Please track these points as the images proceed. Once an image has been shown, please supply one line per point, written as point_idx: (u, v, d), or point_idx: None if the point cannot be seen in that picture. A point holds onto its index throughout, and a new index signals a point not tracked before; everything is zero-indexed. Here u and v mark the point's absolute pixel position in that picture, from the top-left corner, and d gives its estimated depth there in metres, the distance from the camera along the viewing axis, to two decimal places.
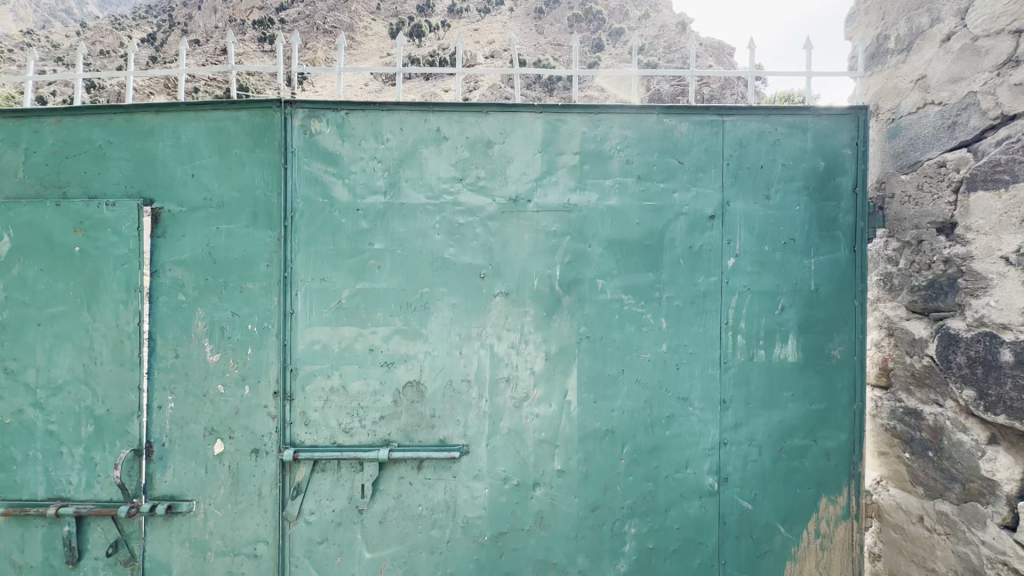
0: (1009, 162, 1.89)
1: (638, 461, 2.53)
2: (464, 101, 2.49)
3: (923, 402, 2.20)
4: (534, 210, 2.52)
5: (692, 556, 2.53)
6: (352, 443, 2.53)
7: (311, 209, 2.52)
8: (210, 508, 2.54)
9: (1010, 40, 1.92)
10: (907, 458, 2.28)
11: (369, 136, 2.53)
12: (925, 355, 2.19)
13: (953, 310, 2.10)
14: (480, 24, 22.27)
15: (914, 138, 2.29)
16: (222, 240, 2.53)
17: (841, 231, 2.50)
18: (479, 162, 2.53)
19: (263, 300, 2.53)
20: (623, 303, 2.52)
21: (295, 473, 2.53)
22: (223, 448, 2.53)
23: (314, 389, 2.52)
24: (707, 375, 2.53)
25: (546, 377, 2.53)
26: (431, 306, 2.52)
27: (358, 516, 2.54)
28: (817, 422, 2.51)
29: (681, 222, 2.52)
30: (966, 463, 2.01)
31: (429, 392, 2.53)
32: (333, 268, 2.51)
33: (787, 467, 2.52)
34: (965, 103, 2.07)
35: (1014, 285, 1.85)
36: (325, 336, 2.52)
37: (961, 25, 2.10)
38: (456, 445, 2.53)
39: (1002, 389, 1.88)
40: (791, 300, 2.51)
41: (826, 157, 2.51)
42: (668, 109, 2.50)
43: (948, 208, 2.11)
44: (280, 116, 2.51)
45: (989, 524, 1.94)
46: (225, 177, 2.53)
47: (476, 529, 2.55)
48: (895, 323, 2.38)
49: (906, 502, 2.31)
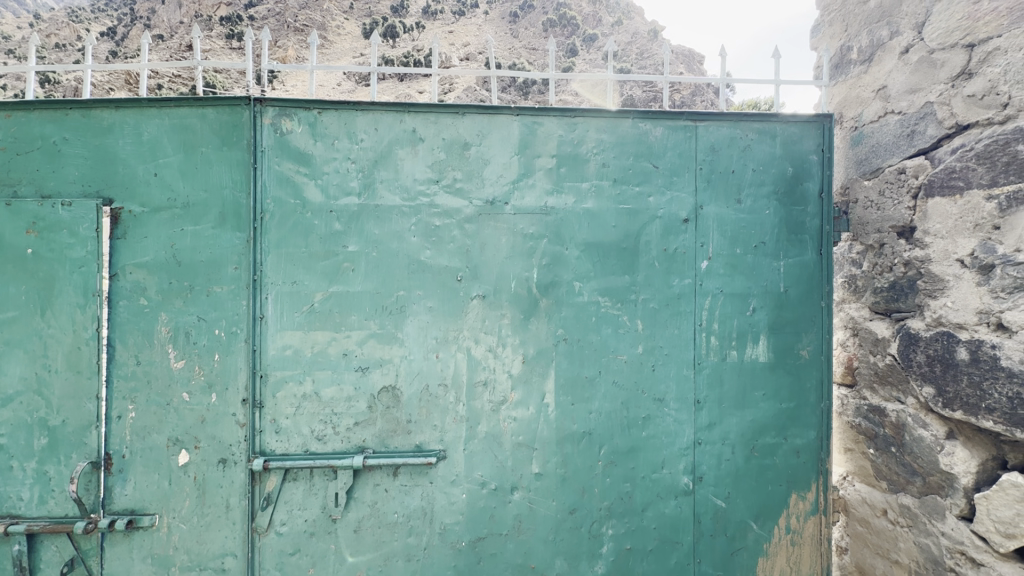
0: (963, 170, 1.96)
1: (615, 463, 2.55)
2: (440, 102, 2.47)
3: (886, 399, 2.28)
4: (511, 212, 2.51)
5: (669, 556, 2.56)
6: (326, 450, 2.47)
7: (282, 210, 2.45)
8: (174, 522, 2.44)
9: (963, 53, 1.99)
10: (872, 454, 2.36)
11: (342, 136, 2.48)
12: (887, 355, 2.27)
13: (913, 310, 2.18)
14: (457, 27, 22.39)
15: (877, 145, 2.38)
16: (188, 241, 2.43)
17: (808, 235, 2.59)
18: (456, 164, 2.51)
19: (231, 304, 2.44)
20: (600, 305, 2.53)
21: (265, 483, 2.45)
22: (189, 459, 2.44)
23: (285, 395, 2.45)
24: (682, 376, 2.56)
25: (524, 381, 2.52)
26: (407, 309, 2.48)
27: (332, 526, 2.47)
28: (786, 421, 2.59)
29: (656, 225, 2.55)
30: (926, 457, 2.06)
31: (405, 397, 2.49)
32: (306, 271, 2.45)
33: (758, 466, 2.58)
34: (922, 113, 2.15)
35: (969, 286, 1.92)
36: (297, 342, 2.45)
37: (919, 38, 2.18)
38: (433, 450, 2.50)
39: (958, 386, 1.93)
40: (762, 302, 2.57)
41: (793, 162, 2.60)
42: (643, 114, 2.54)
43: (907, 213, 2.20)
44: (249, 113, 2.43)
45: (948, 516, 1.98)
46: (191, 176, 2.44)
47: (454, 535, 2.51)
48: (859, 323, 2.46)
49: (871, 497, 2.38)
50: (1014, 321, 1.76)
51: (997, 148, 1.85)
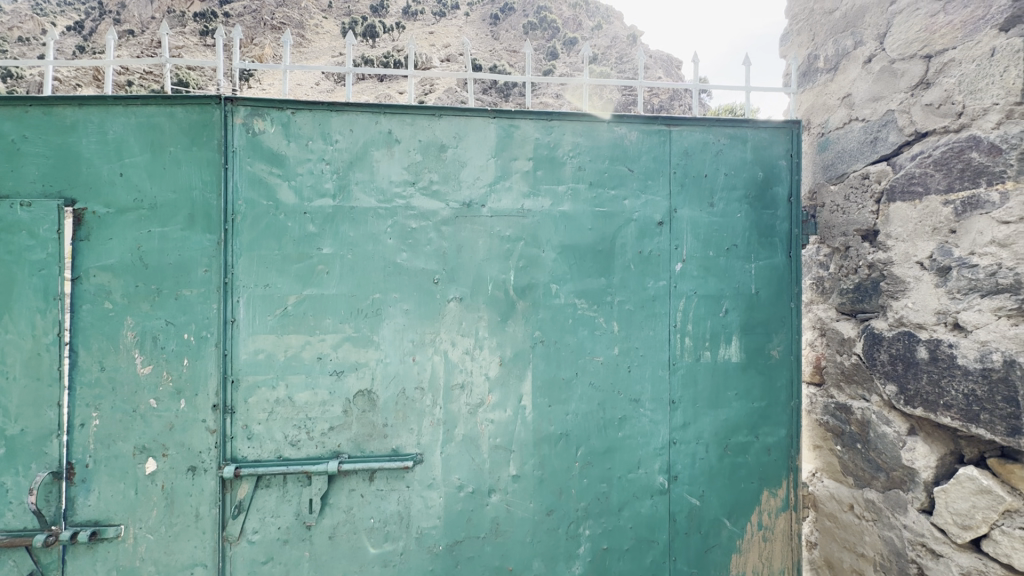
0: (922, 175, 2.04)
1: (592, 463, 2.56)
2: (417, 104, 2.46)
3: (852, 397, 2.35)
4: (488, 215, 2.51)
5: (645, 555, 2.59)
6: (299, 456, 2.42)
7: (254, 211, 2.41)
8: (141, 532, 2.37)
9: (921, 64, 2.07)
10: (839, 450, 2.43)
11: (316, 137, 2.45)
12: (852, 354, 2.34)
13: (876, 311, 2.25)
14: (437, 29, 22.44)
15: (842, 152, 2.46)
16: (155, 243, 2.37)
17: (778, 238, 2.65)
18: (432, 167, 2.50)
19: (201, 308, 2.38)
20: (577, 307, 2.55)
21: (236, 491, 2.39)
22: (157, 467, 2.37)
23: (257, 400, 2.40)
24: (657, 376, 2.59)
25: (501, 383, 2.52)
26: (383, 312, 2.46)
27: (306, 533, 2.43)
28: (758, 419, 2.65)
29: (631, 227, 2.58)
30: (889, 453, 2.13)
31: (381, 401, 2.47)
32: (279, 273, 2.41)
33: (731, 464, 2.64)
34: (884, 120, 2.23)
35: (928, 287, 1.99)
36: (270, 345, 2.41)
37: (881, 48, 2.26)
38: (409, 453, 2.48)
39: (918, 384, 2.00)
40: (734, 303, 2.63)
41: (764, 167, 2.66)
42: (618, 118, 2.57)
43: (870, 217, 2.28)
44: (219, 113, 2.39)
45: (910, 509, 2.05)
46: (158, 176, 2.38)
47: (431, 539, 2.50)
48: (826, 323, 2.53)
49: (838, 492, 2.45)
50: (969, 321, 1.83)
51: (953, 155, 1.92)
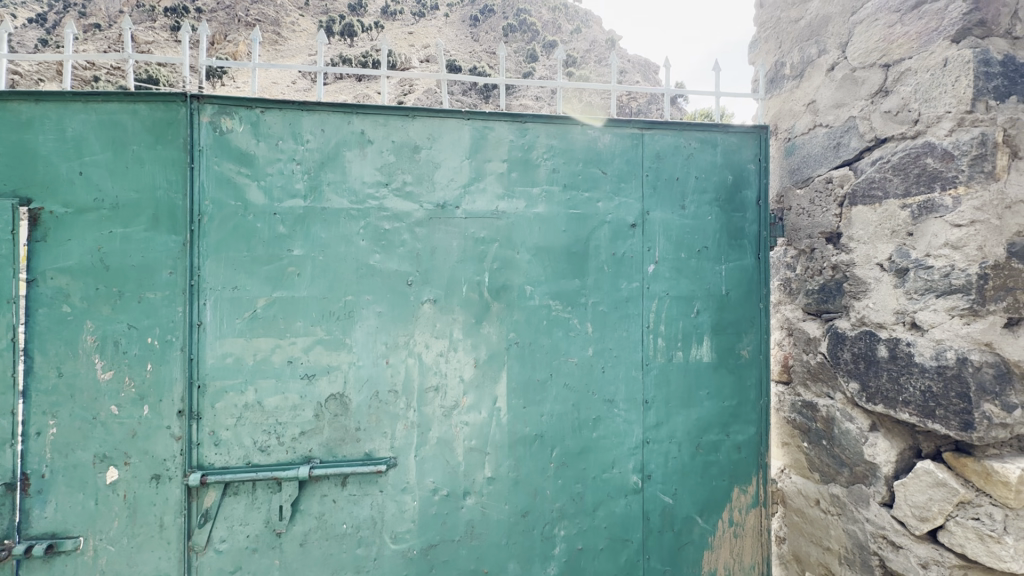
0: (881, 180, 2.11)
1: (566, 464, 2.58)
2: (389, 104, 2.43)
3: (818, 395, 2.41)
4: (462, 216, 2.51)
5: (619, 554, 2.61)
6: (269, 462, 2.37)
7: (222, 212, 2.35)
8: (101, 544, 2.28)
9: (880, 72, 2.15)
10: (805, 447, 2.49)
11: (287, 137, 2.41)
12: (818, 353, 2.41)
13: (840, 311, 2.31)
14: (417, 30, 22.40)
15: (807, 156, 2.53)
16: (117, 245, 2.29)
17: (747, 240, 2.73)
18: (406, 168, 2.48)
19: (166, 311, 2.32)
20: (551, 309, 2.56)
21: (202, 499, 2.33)
22: (118, 476, 2.29)
23: (225, 405, 2.34)
24: (631, 377, 2.62)
25: (475, 385, 2.51)
26: (356, 314, 2.43)
27: (276, 541, 2.38)
28: (729, 418, 2.71)
29: (605, 229, 2.61)
30: (852, 449, 2.20)
31: (354, 405, 2.43)
32: (247, 275, 2.36)
33: (703, 462, 2.68)
34: (846, 126, 2.30)
35: (887, 288, 2.06)
36: (238, 349, 2.35)
37: (843, 56, 2.33)
38: (383, 457, 2.45)
39: (879, 381, 2.07)
40: (705, 304, 2.68)
41: (733, 171, 2.72)
42: (591, 121, 2.59)
43: (834, 220, 2.35)
44: (185, 111, 2.33)
45: (871, 503, 2.11)
46: (120, 176, 2.30)
47: (405, 544, 2.47)
48: (793, 323, 2.60)
49: (805, 488, 2.51)
50: (925, 321, 1.90)
51: (910, 160, 2.00)
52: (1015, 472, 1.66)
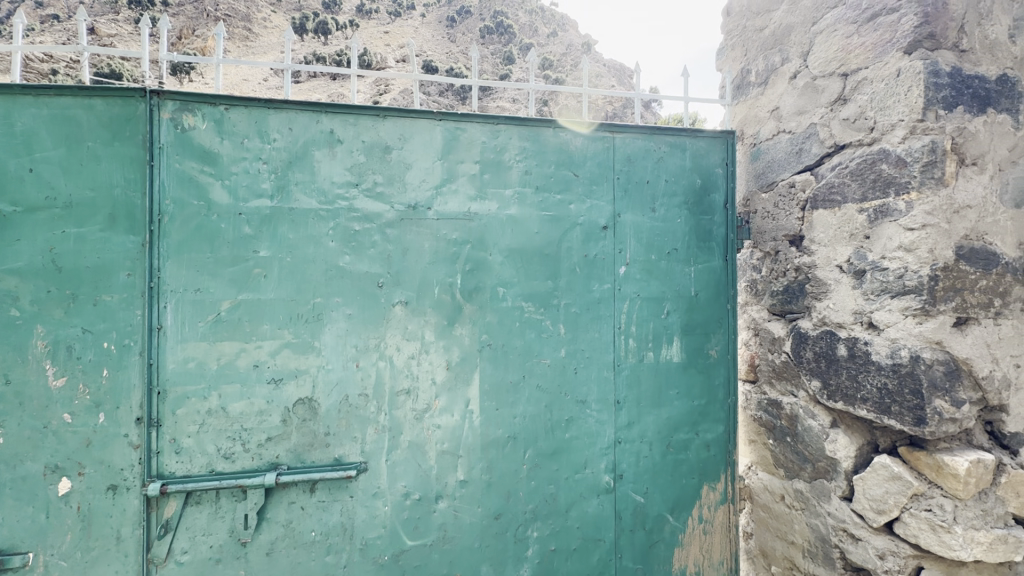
0: (840, 185, 2.19)
1: (539, 466, 2.58)
2: (359, 104, 2.40)
3: (782, 393, 2.48)
4: (434, 218, 2.49)
5: (592, 554, 2.62)
6: (234, 469, 2.30)
7: (183, 212, 2.27)
8: (53, 559, 2.18)
9: (839, 81, 2.23)
10: (771, 444, 2.56)
11: (252, 135, 2.35)
12: (782, 352, 2.47)
13: (803, 311, 2.38)
14: (392, 30, 22.22)
15: (771, 161, 2.60)
16: (70, 245, 2.19)
17: (715, 242, 2.78)
18: (377, 168, 2.45)
19: (124, 314, 2.23)
20: (523, 311, 2.57)
21: (163, 510, 2.25)
22: (71, 487, 2.19)
23: (186, 412, 2.27)
24: (603, 378, 2.64)
25: (448, 388, 2.50)
26: (325, 317, 2.38)
27: (241, 551, 2.32)
28: (698, 417, 2.76)
29: (577, 231, 2.63)
30: (814, 445, 2.26)
31: (323, 409, 2.38)
32: (210, 277, 2.29)
33: (673, 461, 2.73)
34: (807, 133, 2.38)
35: (846, 289, 2.14)
36: (201, 354, 2.28)
37: (804, 65, 2.41)
38: (353, 462, 2.41)
39: (838, 379, 2.14)
40: (675, 305, 2.72)
41: (701, 175, 2.78)
42: (563, 124, 2.61)
43: (796, 223, 2.42)
44: (145, 107, 2.24)
45: (832, 497, 2.18)
46: (74, 173, 2.21)
47: (376, 550, 2.43)
48: (759, 323, 2.66)
49: (771, 484, 2.58)
50: (881, 321, 1.97)
51: (867, 166, 2.07)
52: (963, 464, 1.75)
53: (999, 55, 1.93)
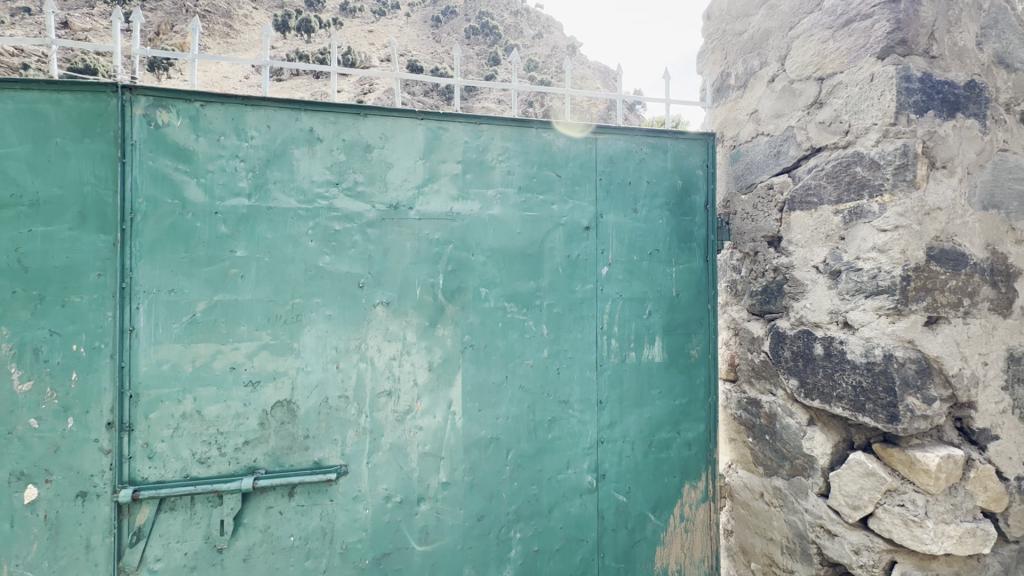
0: (817, 187, 2.23)
1: (522, 466, 2.57)
2: (339, 102, 2.37)
3: (761, 392, 2.52)
4: (416, 218, 2.47)
5: (575, 553, 2.63)
6: (209, 474, 2.25)
7: (157, 210, 2.22)
8: (18, 570, 2.10)
9: (815, 85, 2.27)
10: (750, 442, 2.59)
11: (229, 132, 2.30)
12: (761, 352, 2.51)
13: (781, 311, 2.42)
14: (377, 29, 22.12)
15: (750, 163, 2.64)
16: (37, 244, 2.12)
17: (696, 243, 2.82)
18: (357, 167, 2.42)
19: (94, 316, 2.16)
20: (506, 311, 2.56)
21: (135, 517, 2.19)
22: (38, 495, 2.11)
23: (160, 415, 2.21)
24: (585, 378, 2.65)
25: (430, 389, 2.48)
26: (304, 318, 2.35)
27: (217, 557, 2.27)
28: (680, 416, 2.79)
29: (559, 232, 2.63)
30: (792, 443, 2.30)
31: (302, 412, 2.35)
32: (185, 277, 2.23)
33: (655, 460, 2.75)
34: (785, 136, 2.42)
35: (823, 289, 2.17)
36: (175, 356, 2.22)
37: (782, 69, 2.45)
38: (333, 465, 2.37)
39: (815, 378, 2.17)
40: (656, 305, 2.75)
41: (682, 176, 2.81)
42: (546, 124, 2.62)
43: (775, 224, 2.46)
44: (116, 102, 2.18)
45: (810, 494, 2.21)
46: (42, 170, 2.13)
47: (357, 554, 2.40)
48: (739, 323, 2.70)
49: (750, 481, 2.61)
50: (856, 320, 2.01)
51: (842, 169, 2.12)
52: (934, 460, 1.79)
53: (967, 61, 1.99)
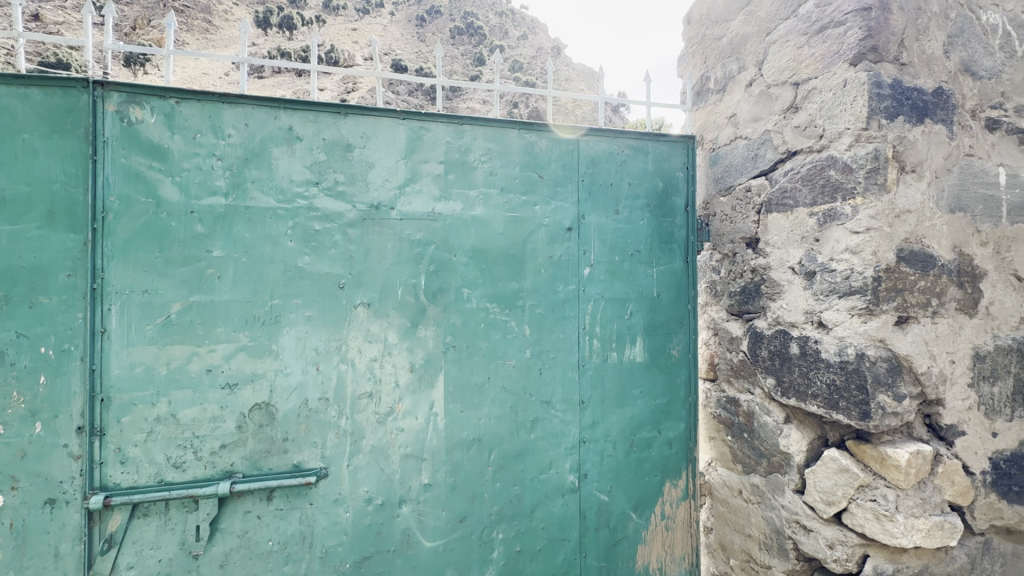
0: (792, 190, 2.28)
1: (504, 467, 2.58)
2: (319, 100, 2.34)
3: (740, 391, 2.56)
4: (397, 218, 2.45)
5: (557, 553, 2.64)
6: (185, 479, 2.21)
7: (130, 209, 2.17)
8: None
9: (791, 90, 2.32)
10: (729, 440, 2.63)
11: (205, 130, 2.25)
12: (739, 351, 2.55)
13: (758, 311, 2.47)
14: (361, 27, 21.96)
15: (729, 166, 2.68)
16: (2, 244, 2.05)
17: (677, 244, 2.86)
18: (338, 166, 2.39)
19: (63, 318, 2.09)
20: (488, 312, 2.56)
21: (106, 524, 2.13)
22: (4, 503, 2.04)
23: (133, 419, 2.16)
24: (567, 378, 2.66)
25: (412, 390, 2.46)
26: (283, 319, 2.31)
27: (193, 564, 2.22)
28: (661, 415, 2.82)
29: (542, 233, 2.64)
30: (769, 440, 2.34)
31: (281, 414, 2.31)
32: (159, 278, 2.19)
33: (636, 459, 2.77)
34: (762, 139, 2.46)
35: (799, 289, 2.22)
36: (148, 358, 2.17)
37: (759, 73, 2.50)
38: (313, 468, 2.34)
39: (791, 377, 2.22)
40: (638, 305, 2.77)
41: (663, 178, 2.85)
42: (528, 125, 2.62)
43: (752, 226, 2.50)
44: (87, 98, 2.12)
45: (786, 490, 2.26)
46: (7, 167, 2.06)
47: (337, 558, 2.37)
48: (718, 323, 2.74)
49: (729, 479, 2.65)
50: (830, 320, 2.06)
51: (816, 172, 2.16)
52: (904, 456, 1.84)
53: (935, 69, 2.06)
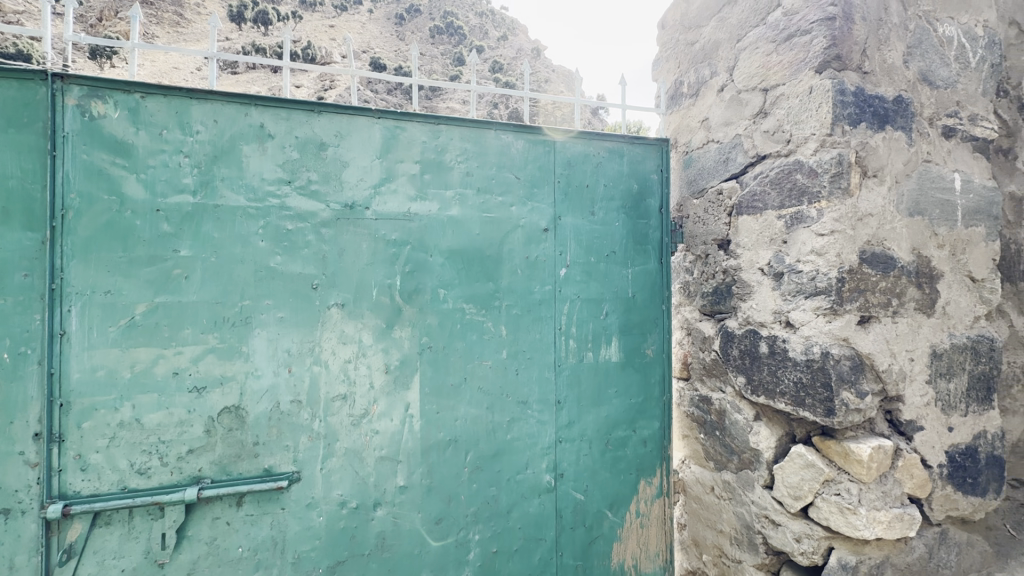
0: (762, 193, 2.33)
1: (480, 468, 2.57)
2: (292, 98, 2.30)
3: (712, 389, 2.62)
4: (372, 218, 2.43)
5: (533, 553, 2.64)
6: (150, 485, 2.14)
7: (92, 207, 2.09)
8: None
9: (760, 95, 2.38)
10: (702, 438, 2.69)
11: (172, 126, 2.19)
12: (712, 350, 2.61)
13: (730, 311, 2.52)
14: (339, 24, 21.67)
15: (701, 169, 2.74)
16: None
17: (651, 246, 2.89)
18: (311, 165, 2.36)
19: (18, 320, 2.00)
20: (465, 312, 2.55)
21: (66, 533, 2.05)
22: None
23: (94, 425, 2.08)
24: (544, 378, 2.67)
25: (387, 392, 2.44)
26: (254, 320, 2.26)
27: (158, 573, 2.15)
28: (636, 414, 2.85)
29: (518, 233, 2.65)
30: (740, 437, 2.40)
31: (252, 418, 2.26)
32: (123, 278, 2.11)
33: (612, 458, 2.80)
34: (733, 143, 2.52)
35: (768, 290, 2.28)
36: (111, 361, 2.10)
37: (730, 79, 2.56)
38: (285, 472, 2.30)
39: (761, 375, 2.27)
40: (613, 306, 2.80)
41: (638, 180, 2.88)
42: (504, 126, 2.62)
43: (724, 228, 2.56)
44: (46, 91, 2.04)
45: (756, 486, 2.31)
46: None
47: (310, 563, 2.33)
48: (692, 323, 2.79)
49: (702, 476, 2.70)
50: (797, 319, 2.11)
51: (784, 176, 2.22)
52: (866, 450, 1.91)
53: (895, 78, 2.14)
